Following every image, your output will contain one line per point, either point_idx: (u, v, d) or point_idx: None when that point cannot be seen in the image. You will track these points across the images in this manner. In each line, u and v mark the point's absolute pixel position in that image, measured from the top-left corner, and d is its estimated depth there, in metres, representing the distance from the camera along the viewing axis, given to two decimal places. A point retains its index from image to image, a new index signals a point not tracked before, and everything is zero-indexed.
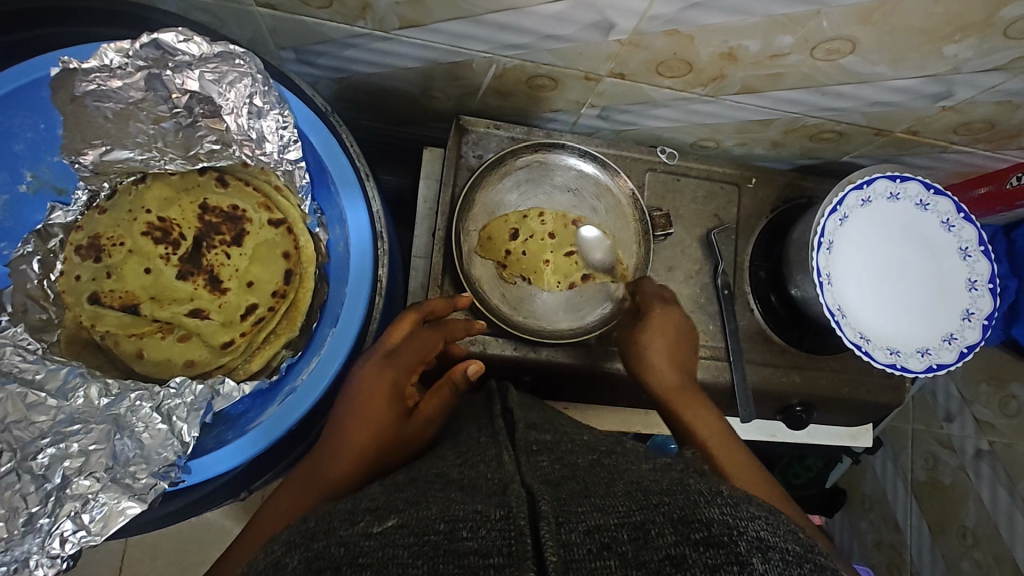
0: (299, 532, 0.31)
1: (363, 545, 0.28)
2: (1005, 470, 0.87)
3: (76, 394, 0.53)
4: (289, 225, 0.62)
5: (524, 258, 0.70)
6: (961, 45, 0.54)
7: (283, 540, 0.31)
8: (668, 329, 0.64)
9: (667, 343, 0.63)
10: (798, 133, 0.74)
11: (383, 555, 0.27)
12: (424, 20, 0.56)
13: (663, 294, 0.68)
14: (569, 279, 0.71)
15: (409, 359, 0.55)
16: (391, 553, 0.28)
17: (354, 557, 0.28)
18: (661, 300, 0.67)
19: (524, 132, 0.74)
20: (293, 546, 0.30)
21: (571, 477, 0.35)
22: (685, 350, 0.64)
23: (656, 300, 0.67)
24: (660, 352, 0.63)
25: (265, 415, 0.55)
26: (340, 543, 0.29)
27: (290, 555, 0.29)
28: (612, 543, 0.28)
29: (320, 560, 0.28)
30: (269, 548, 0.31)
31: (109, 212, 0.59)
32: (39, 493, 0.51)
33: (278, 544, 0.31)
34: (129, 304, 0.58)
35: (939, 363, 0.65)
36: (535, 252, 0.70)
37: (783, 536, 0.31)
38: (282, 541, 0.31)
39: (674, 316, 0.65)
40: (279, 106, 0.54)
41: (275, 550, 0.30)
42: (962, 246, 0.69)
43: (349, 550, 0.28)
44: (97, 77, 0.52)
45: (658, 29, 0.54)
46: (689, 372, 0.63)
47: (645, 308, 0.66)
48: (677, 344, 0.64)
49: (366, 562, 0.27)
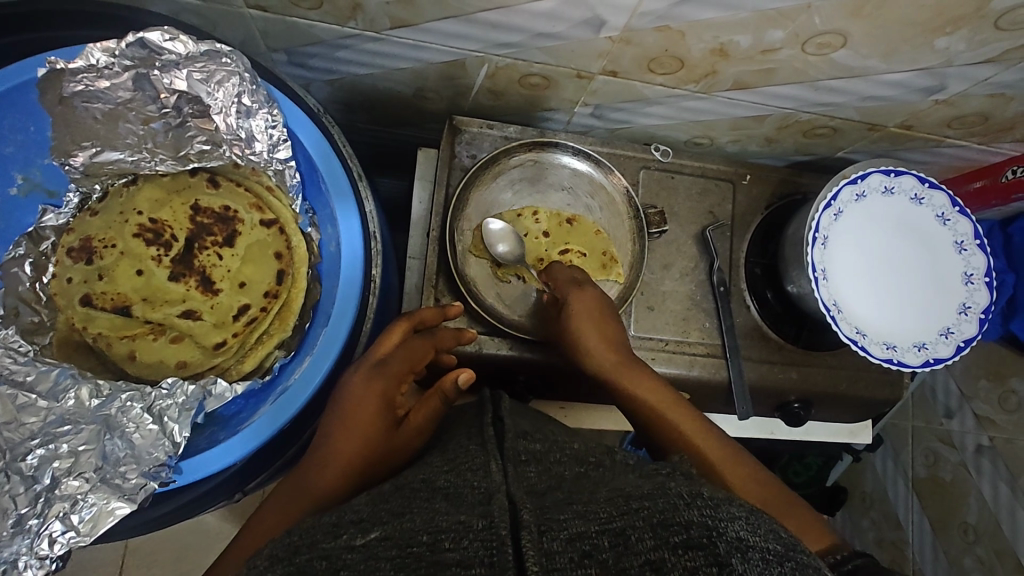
0: (281, 547, 0.31)
1: (345, 558, 0.28)
2: (1006, 465, 0.86)
3: (67, 395, 0.52)
4: (281, 225, 0.62)
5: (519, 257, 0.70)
6: (952, 37, 0.54)
7: (265, 555, 0.30)
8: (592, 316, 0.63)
9: (594, 326, 0.62)
10: (792, 129, 0.74)
11: (365, 567, 0.27)
12: (416, 19, 0.56)
13: (574, 277, 0.67)
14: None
15: (399, 368, 0.55)
16: (373, 565, 0.27)
17: (337, 569, 0.27)
18: (577, 284, 0.65)
19: (518, 131, 0.73)
20: (275, 561, 0.29)
21: (555, 488, 0.35)
22: (614, 329, 0.64)
23: (571, 286, 0.65)
24: (592, 339, 0.62)
25: (257, 416, 0.55)
26: (322, 556, 0.29)
27: (272, 568, 0.28)
28: (593, 550, 0.28)
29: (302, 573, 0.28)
30: (251, 563, 0.30)
31: (100, 214, 0.59)
32: (28, 494, 0.51)
33: (261, 558, 0.30)
34: (120, 305, 0.58)
35: (936, 357, 0.65)
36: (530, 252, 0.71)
37: (763, 536, 0.31)
38: (263, 556, 0.30)
39: (593, 299, 0.64)
40: (268, 105, 0.55)
41: (257, 565, 0.30)
42: (957, 239, 0.68)
43: (331, 563, 0.28)
44: (85, 78, 0.52)
45: (649, 26, 0.54)
46: (624, 351, 0.63)
47: (562, 297, 0.65)
48: (603, 326, 0.63)
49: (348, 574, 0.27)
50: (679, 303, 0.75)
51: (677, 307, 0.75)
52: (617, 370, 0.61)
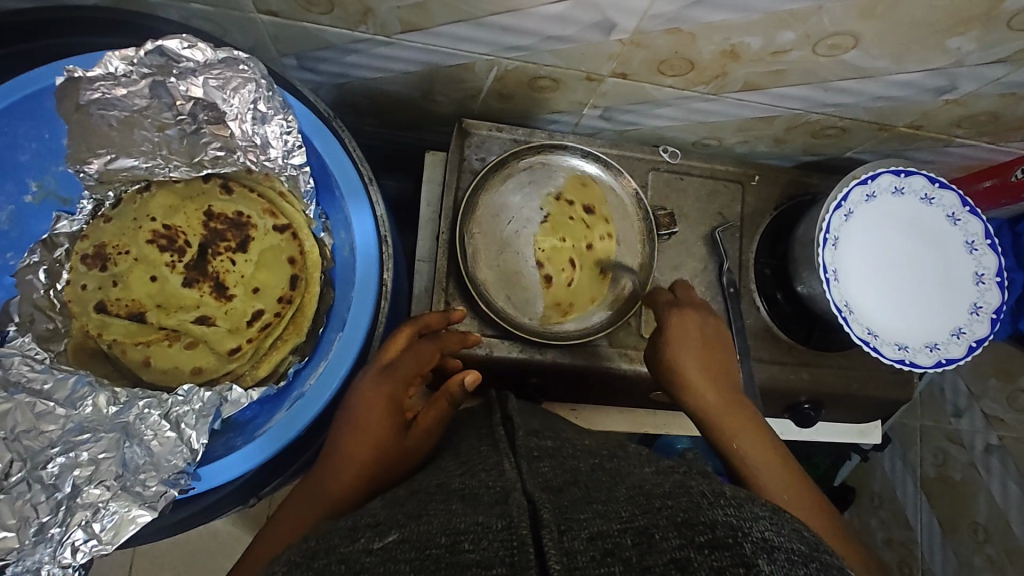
0: (299, 552, 0.31)
1: (364, 562, 0.28)
2: (1016, 464, 0.87)
3: (84, 402, 0.53)
4: (294, 230, 0.62)
5: (564, 227, 0.71)
6: (964, 37, 0.54)
7: (283, 560, 0.31)
8: (698, 334, 0.61)
9: (698, 354, 0.60)
10: (800, 129, 0.74)
11: (383, 571, 0.27)
12: (426, 24, 0.56)
13: (674, 301, 0.65)
14: (591, 270, 0.71)
15: (407, 372, 0.55)
16: (392, 569, 0.28)
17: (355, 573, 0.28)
18: (677, 306, 0.64)
19: (526, 134, 0.74)
20: (294, 565, 0.29)
21: (572, 483, 0.35)
22: (718, 357, 0.61)
23: (670, 308, 0.63)
24: (693, 365, 0.59)
25: (274, 421, 0.56)
26: (341, 560, 0.29)
27: (292, 572, 0.29)
28: (616, 548, 0.28)
29: None
30: (270, 569, 0.31)
31: (114, 220, 0.59)
32: (50, 502, 0.51)
33: (279, 564, 0.30)
34: (135, 312, 0.58)
35: (948, 357, 0.65)
36: (574, 232, 0.71)
37: (789, 536, 0.31)
38: (282, 561, 0.31)
39: (697, 324, 0.62)
40: (284, 111, 0.55)
41: (276, 570, 0.30)
42: (968, 239, 0.68)
43: (349, 567, 0.28)
44: (102, 86, 0.52)
45: (659, 28, 0.54)
46: (730, 384, 0.59)
47: (664, 318, 0.63)
48: (708, 354, 0.60)
49: None
50: None
51: None
52: (722, 402, 0.57)
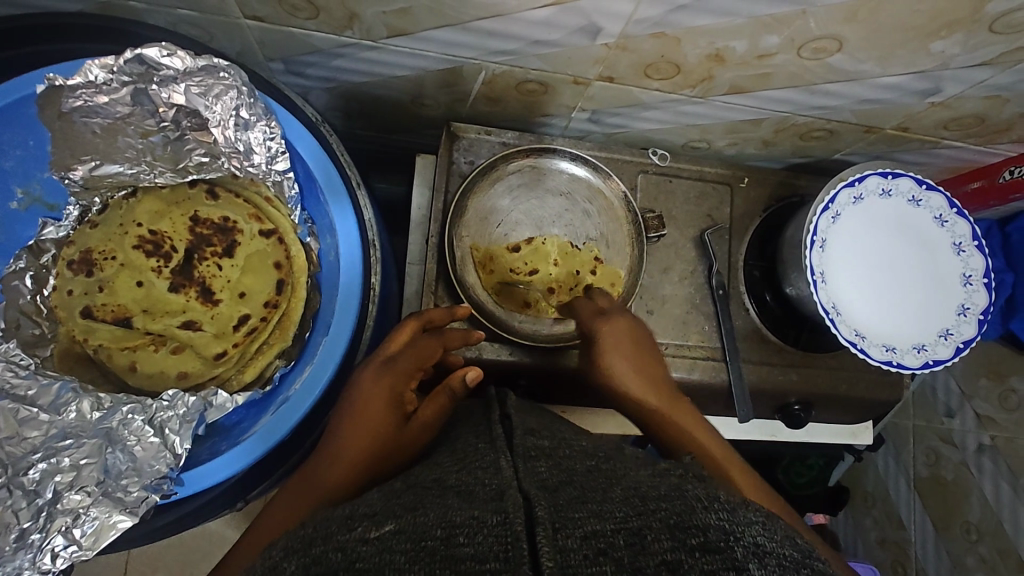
0: (297, 538, 0.31)
1: (359, 551, 0.28)
2: (1007, 463, 0.87)
3: (68, 408, 0.53)
4: (280, 235, 0.62)
5: (565, 270, 0.72)
6: (947, 41, 0.54)
7: (281, 545, 0.31)
8: (628, 341, 0.62)
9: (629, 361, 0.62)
10: (788, 132, 0.74)
11: (379, 560, 0.27)
12: (412, 28, 0.56)
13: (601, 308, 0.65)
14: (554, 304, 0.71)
15: (408, 367, 0.56)
16: (388, 559, 0.28)
17: (351, 562, 0.27)
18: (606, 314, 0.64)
19: (515, 137, 0.74)
20: (291, 551, 0.30)
21: (567, 483, 0.34)
22: (646, 359, 0.63)
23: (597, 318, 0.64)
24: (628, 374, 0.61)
25: (259, 425, 0.56)
26: (337, 548, 0.29)
27: (287, 560, 0.29)
28: (608, 548, 0.28)
29: (317, 565, 0.28)
30: (268, 553, 0.31)
31: (99, 226, 0.59)
32: (31, 509, 0.51)
33: (277, 549, 0.31)
34: (120, 317, 0.58)
35: (935, 359, 0.65)
36: (563, 278, 0.72)
37: (780, 542, 0.31)
38: (280, 546, 0.31)
39: (626, 327, 0.63)
40: (267, 117, 0.55)
41: (274, 555, 0.30)
42: (956, 240, 0.69)
43: (345, 556, 0.28)
44: (83, 93, 0.52)
45: (644, 32, 0.54)
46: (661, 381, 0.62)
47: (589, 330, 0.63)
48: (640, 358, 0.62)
49: (363, 566, 0.27)
50: (679, 307, 0.75)
51: (675, 311, 0.75)
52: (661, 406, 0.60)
